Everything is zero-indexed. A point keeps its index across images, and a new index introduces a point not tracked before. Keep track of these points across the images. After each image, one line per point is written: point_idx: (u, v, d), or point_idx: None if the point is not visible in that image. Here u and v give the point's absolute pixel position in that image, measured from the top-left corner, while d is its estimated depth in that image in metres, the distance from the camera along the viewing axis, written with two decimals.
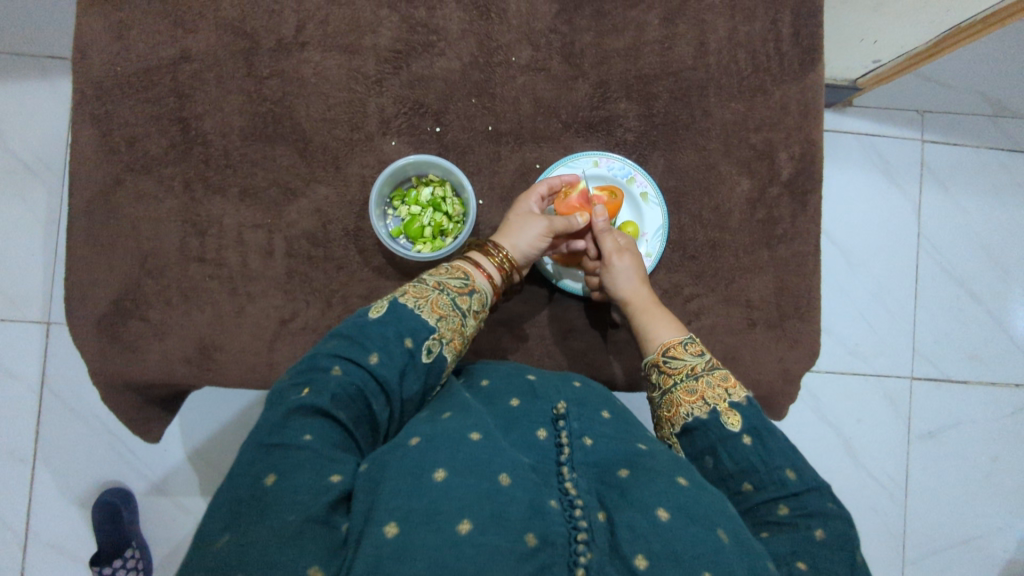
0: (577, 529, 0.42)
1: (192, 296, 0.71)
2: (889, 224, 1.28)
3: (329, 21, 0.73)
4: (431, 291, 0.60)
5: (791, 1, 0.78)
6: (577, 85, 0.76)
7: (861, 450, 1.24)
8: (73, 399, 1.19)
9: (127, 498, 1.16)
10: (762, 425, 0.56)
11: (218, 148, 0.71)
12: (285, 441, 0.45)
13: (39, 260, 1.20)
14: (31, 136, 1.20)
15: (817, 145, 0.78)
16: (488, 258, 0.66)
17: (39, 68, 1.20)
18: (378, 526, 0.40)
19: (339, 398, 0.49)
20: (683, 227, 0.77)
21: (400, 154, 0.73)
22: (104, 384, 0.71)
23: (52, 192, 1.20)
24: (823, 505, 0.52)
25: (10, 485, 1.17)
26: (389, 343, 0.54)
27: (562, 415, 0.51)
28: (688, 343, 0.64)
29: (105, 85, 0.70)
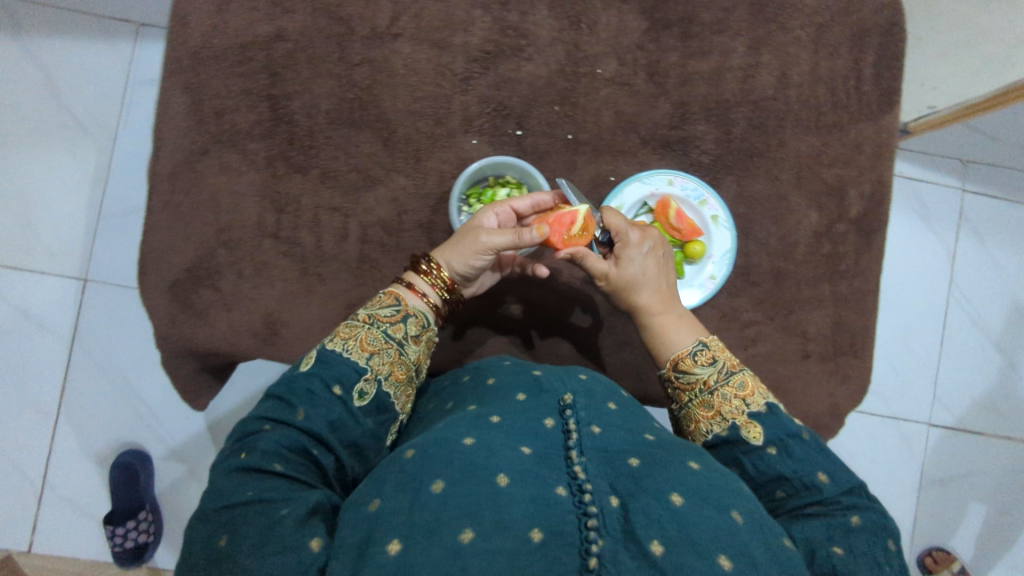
0: (587, 515, 0.40)
1: (264, 272, 0.72)
2: (924, 269, 1.28)
3: (423, 15, 0.74)
4: (359, 328, 0.58)
5: (875, 41, 0.79)
6: (659, 103, 0.77)
7: (870, 490, 1.24)
8: (103, 358, 1.19)
9: (144, 462, 1.17)
10: (788, 434, 0.53)
11: (304, 128, 0.72)
12: (227, 504, 0.44)
13: (83, 217, 1.21)
14: (86, 94, 1.21)
15: (887, 187, 0.79)
16: (429, 281, 0.63)
17: (101, 28, 1.21)
18: (380, 546, 0.39)
19: (275, 454, 0.48)
20: (749, 254, 0.78)
21: (480, 153, 0.75)
22: (168, 347, 0.72)
23: (101, 151, 1.21)
24: (856, 502, 0.50)
25: (33, 438, 1.18)
26: (319, 394, 0.52)
27: (569, 404, 0.49)
28: (698, 352, 0.60)
29: (199, 54, 0.71)
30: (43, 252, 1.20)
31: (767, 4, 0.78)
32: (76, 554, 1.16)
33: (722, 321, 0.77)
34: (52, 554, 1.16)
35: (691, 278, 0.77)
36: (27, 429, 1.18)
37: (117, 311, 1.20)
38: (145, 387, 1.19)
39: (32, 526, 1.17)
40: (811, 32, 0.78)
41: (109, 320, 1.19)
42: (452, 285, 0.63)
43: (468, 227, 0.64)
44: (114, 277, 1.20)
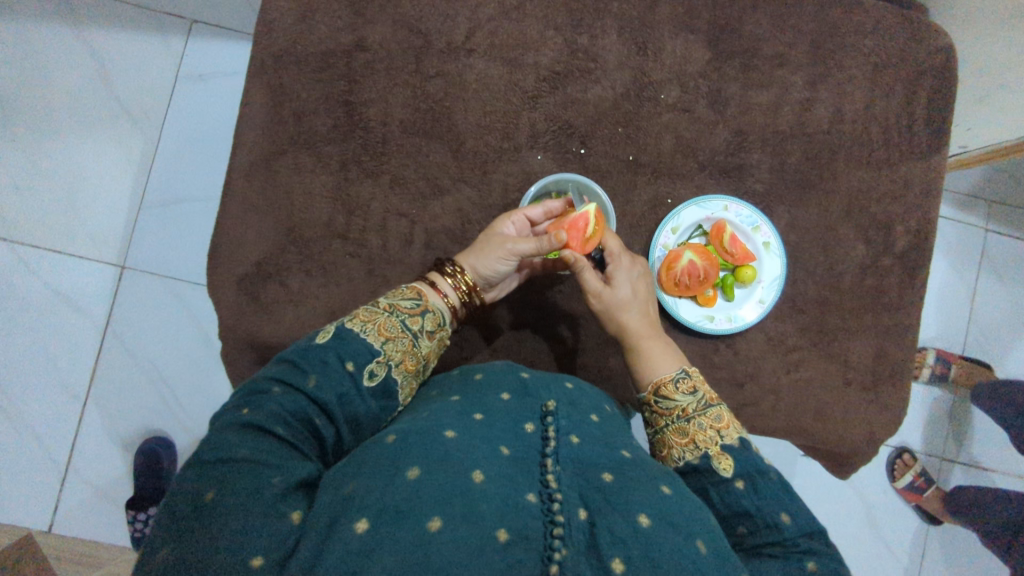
0: (553, 523, 0.41)
1: (330, 271, 0.74)
2: (945, 304, 1.31)
3: (498, 33, 0.77)
4: (380, 313, 0.58)
5: (928, 83, 0.82)
6: (718, 131, 0.80)
7: (883, 522, 1.24)
8: (136, 345, 1.20)
9: (169, 446, 1.18)
10: (757, 471, 0.54)
11: (378, 135, 0.75)
12: (221, 456, 0.44)
13: (126, 204, 1.23)
14: (137, 86, 1.24)
15: (932, 224, 0.81)
16: (450, 284, 0.66)
17: (155, 23, 1.24)
18: (349, 524, 0.40)
19: (278, 417, 0.48)
20: (796, 281, 0.80)
21: (544, 169, 0.77)
22: (231, 339, 0.74)
23: (149, 142, 1.23)
24: (814, 547, 0.49)
25: (61, 419, 1.19)
26: (331, 367, 0.52)
27: (551, 411, 0.51)
28: (679, 381, 0.62)
29: (284, 59, 0.75)
30: (83, 237, 1.21)
31: (826, 42, 0.81)
32: (95, 538, 1.17)
33: (766, 345, 0.79)
34: (70, 536, 1.16)
35: (740, 301, 0.79)
36: (56, 411, 1.19)
37: (153, 299, 1.21)
38: (175, 376, 1.21)
39: (55, 507, 1.17)
40: (867, 71, 0.81)
41: (145, 308, 1.21)
42: (472, 287, 0.66)
43: (490, 233, 0.68)
44: (153, 265, 1.22)
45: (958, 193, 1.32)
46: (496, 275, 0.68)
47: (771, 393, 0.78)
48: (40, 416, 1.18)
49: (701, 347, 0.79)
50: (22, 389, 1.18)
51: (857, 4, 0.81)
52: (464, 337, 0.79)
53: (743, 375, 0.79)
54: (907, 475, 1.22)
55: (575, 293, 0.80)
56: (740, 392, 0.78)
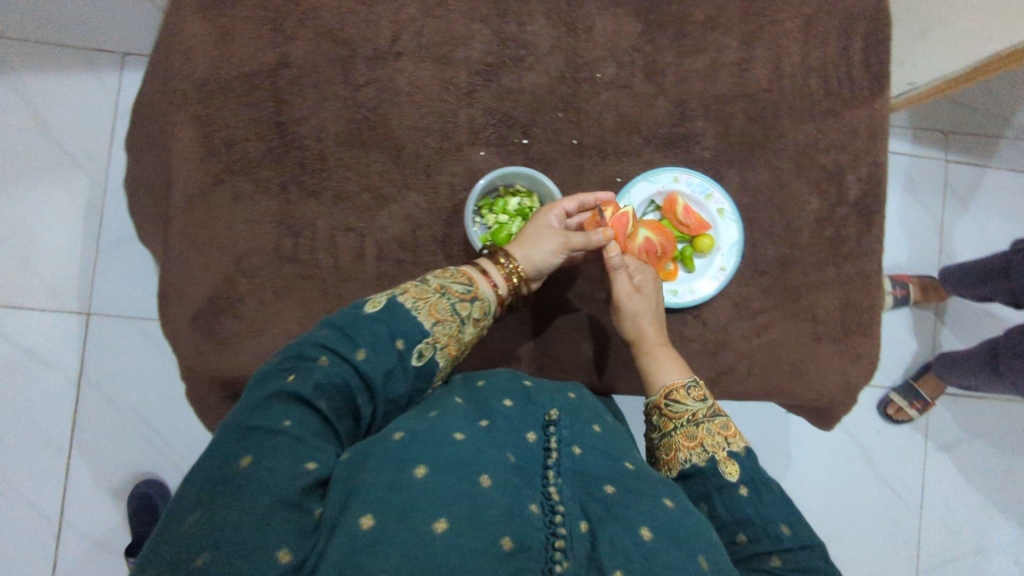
0: (555, 535, 0.42)
1: (285, 295, 0.73)
2: (914, 240, 1.33)
3: (424, 32, 0.75)
4: (431, 293, 0.57)
5: (862, 28, 0.81)
6: (658, 103, 0.79)
7: (879, 460, 1.27)
8: (111, 391, 1.18)
9: (161, 489, 1.16)
10: (761, 481, 0.56)
11: (315, 152, 0.73)
12: (260, 427, 0.44)
13: (81, 250, 1.20)
14: (76, 127, 1.20)
15: (883, 168, 0.81)
16: (498, 268, 0.64)
17: (85, 60, 1.20)
18: (355, 516, 0.40)
19: (323, 390, 0.48)
20: (755, 243, 0.80)
21: (488, 165, 0.76)
22: (194, 378, 0.72)
23: (97, 184, 1.20)
24: (812, 561, 0.51)
25: (46, 475, 1.16)
26: (382, 341, 0.52)
27: (553, 420, 0.52)
28: (691, 388, 0.64)
29: (207, 87, 0.73)
30: (42, 288, 1.19)
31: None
32: None
33: (733, 311, 0.79)
34: None
35: (701, 271, 0.79)
36: (39, 468, 1.17)
37: (122, 343, 1.19)
38: (157, 416, 1.19)
39: (54, 564, 1.15)
40: (800, 23, 0.81)
41: (116, 353, 1.19)
42: (524, 276, 0.65)
43: (539, 225, 0.68)
44: (117, 309, 1.19)
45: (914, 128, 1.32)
46: (547, 268, 0.68)
47: (745, 358, 0.78)
48: (23, 476, 1.16)
49: (669, 322, 0.78)
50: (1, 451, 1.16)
51: None
52: None
53: (715, 344, 0.78)
54: (911, 411, 1.25)
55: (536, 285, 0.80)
56: (714, 361, 0.78)
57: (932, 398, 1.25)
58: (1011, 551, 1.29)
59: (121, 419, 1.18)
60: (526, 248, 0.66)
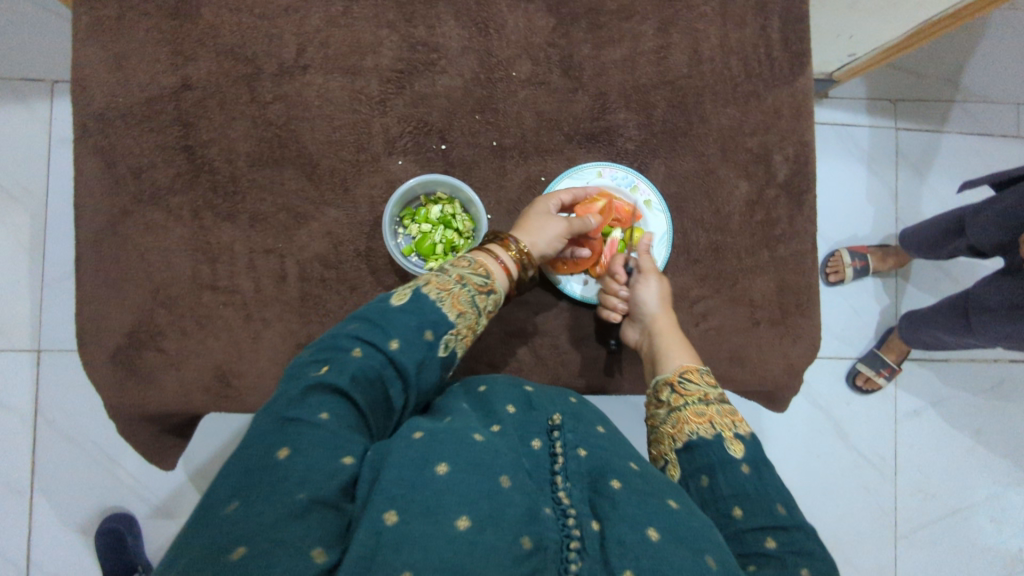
0: (570, 537, 0.43)
1: (206, 324, 0.71)
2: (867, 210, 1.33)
3: (330, 43, 0.74)
4: (452, 283, 0.59)
5: (778, 6, 0.80)
6: (578, 98, 0.77)
7: (851, 431, 1.28)
8: (63, 429, 1.15)
9: (130, 523, 1.13)
10: (765, 463, 0.55)
11: (226, 174, 0.71)
12: (299, 415, 0.45)
13: (25, 286, 1.17)
14: (8, 160, 1.17)
15: (810, 146, 0.81)
16: (506, 250, 0.65)
17: (11, 91, 1.16)
18: (378, 512, 0.40)
19: (358, 376, 0.50)
20: (686, 232, 0.79)
21: (407, 173, 0.74)
22: (122, 416, 0.70)
23: (36, 217, 1.17)
24: (810, 548, 0.50)
25: (9, 519, 1.15)
26: (412, 333, 0.54)
27: (557, 425, 0.51)
28: (704, 372, 0.65)
29: (107, 116, 0.70)
30: None
31: None
32: None
33: (669, 302, 0.78)
34: None
35: None
36: (2, 513, 1.15)
37: (72, 379, 1.16)
38: (118, 450, 1.16)
39: None
40: (716, 6, 0.80)
41: (69, 388, 1.16)
42: (531, 259, 0.66)
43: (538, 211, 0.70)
44: (65, 343, 1.16)
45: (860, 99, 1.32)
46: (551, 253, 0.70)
47: None
48: None
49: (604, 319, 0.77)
50: None
51: None
52: None
53: None
54: (879, 379, 1.25)
55: None
56: None
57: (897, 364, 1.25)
58: (987, 510, 1.30)
59: (81, 456, 1.16)
60: (533, 234, 0.67)
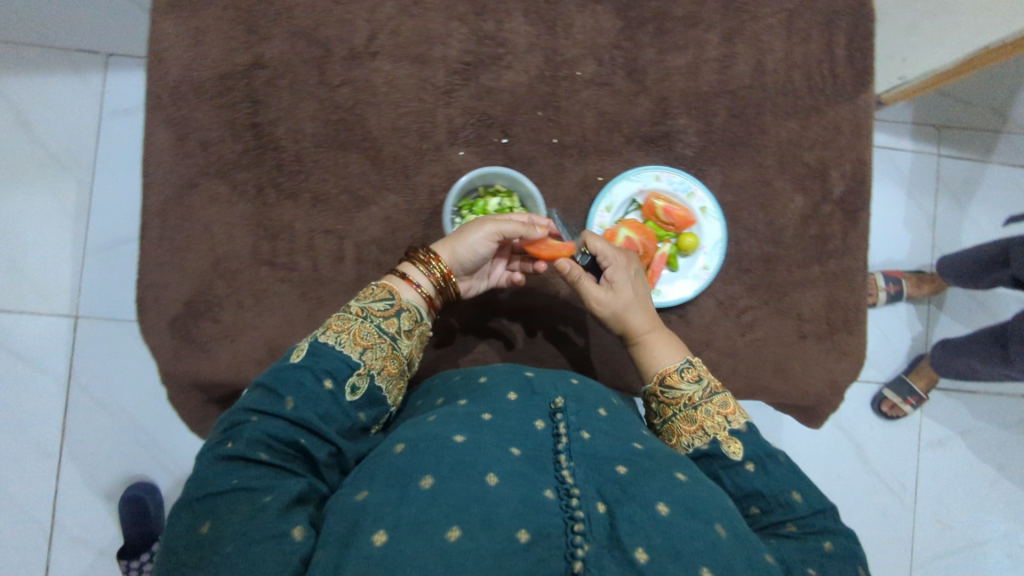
0: (573, 519, 0.42)
1: (263, 299, 0.72)
2: (903, 236, 1.32)
3: (400, 31, 0.75)
4: (353, 321, 0.57)
5: (844, 23, 0.80)
6: (640, 101, 0.78)
7: (872, 456, 1.26)
8: (99, 394, 1.18)
9: (153, 492, 1.15)
10: (767, 453, 0.55)
11: (291, 153, 0.73)
12: (211, 492, 0.46)
13: (68, 251, 1.19)
14: (61, 128, 1.19)
15: (867, 164, 0.81)
16: (424, 271, 0.63)
17: (69, 61, 1.19)
18: (367, 535, 0.40)
19: (259, 442, 0.49)
20: (739, 241, 0.79)
21: (468, 165, 0.75)
22: (174, 383, 0.72)
23: (83, 184, 1.19)
24: (828, 524, 0.52)
25: (38, 480, 1.16)
26: (307, 385, 0.52)
27: (559, 407, 0.51)
28: (684, 369, 0.62)
29: (181, 88, 0.71)
30: (30, 291, 1.18)
31: None
32: None
33: (718, 310, 0.78)
34: None
35: (684, 270, 0.78)
36: (29, 472, 1.16)
37: (110, 346, 1.18)
38: (146, 419, 1.18)
39: (46, 566, 1.15)
40: (783, 19, 0.80)
41: (105, 354, 1.18)
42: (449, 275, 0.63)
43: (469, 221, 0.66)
44: (105, 311, 1.18)
45: (905, 123, 1.31)
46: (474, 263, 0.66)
47: (729, 357, 0.78)
48: (15, 480, 1.16)
49: None
50: None
51: None
52: None
53: (699, 343, 0.78)
54: (905, 407, 1.24)
55: (517, 286, 0.78)
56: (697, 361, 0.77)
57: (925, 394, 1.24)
58: (1002, 545, 1.28)
59: (109, 421, 1.18)
60: (450, 244, 0.64)
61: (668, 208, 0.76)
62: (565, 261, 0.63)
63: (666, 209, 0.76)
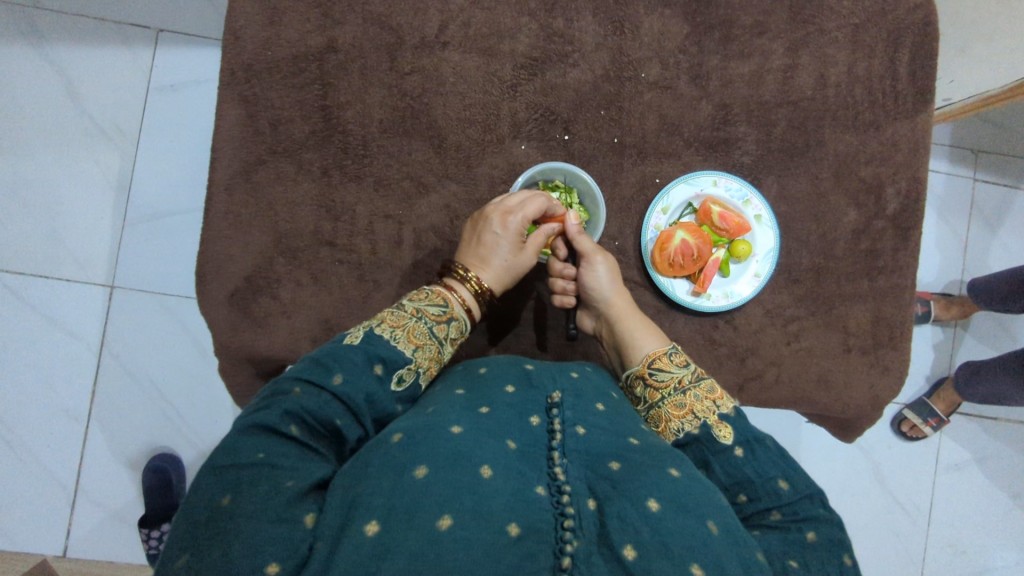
0: (564, 515, 0.41)
1: (322, 279, 0.73)
2: (932, 258, 1.30)
3: (471, 23, 0.76)
4: (407, 319, 0.58)
5: (909, 40, 0.80)
6: (701, 106, 0.78)
7: (889, 476, 1.24)
8: (131, 364, 1.15)
9: (176, 463, 1.13)
10: (755, 437, 0.53)
11: (357, 137, 0.74)
12: (238, 461, 0.44)
13: (108, 220, 1.17)
14: (108, 98, 1.17)
15: (924, 183, 0.80)
16: (464, 284, 0.64)
17: (120, 34, 1.17)
18: (360, 524, 0.39)
19: (297, 417, 0.48)
20: (790, 252, 0.80)
21: (529, 159, 0.76)
22: (227, 356, 0.73)
23: (126, 156, 1.17)
24: (815, 512, 0.49)
25: (63, 446, 1.14)
26: (358, 365, 0.52)
27: (556, 403, 0.51)
28: (673, 354, 0.63)
29: (254, 67, 0.74)
30: (68, 260, 1.15)
31: (805, 6, 0.79)
32: (111, 559, 1.13)
33: (765, 318, 0.79)
34: (86, 559, 1.12)
35: (736, 276, 0.78)
36: (54, 436, 1.14)
37: (145, 318, 1.15)
38: (174, 392, 1.15)
39: (66, 532, 1.13)
40: (848, 33, 0.80)
41: (137, 325, 1.15)
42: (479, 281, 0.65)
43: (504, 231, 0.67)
44: (141, 283, 1.16)
45: (942, 145, 1.29)
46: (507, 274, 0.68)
47: (773, 365, 0.78)
48: (39, 444, 1.13)
49: (700, 325, 0.78)
50: (21, 419, 1.13)
51: None
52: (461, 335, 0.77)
53: (744, 349, 0.78)
54: (924, 429, 1.22)
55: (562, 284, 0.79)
56: (742, 367, 0.78)
57: (946, 416, 1.22)
58: None
59: (136, 391, 1.15)
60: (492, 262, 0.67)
61: (722, 212, 0.76)
62: (575, 214, 0.70)
63: (723, 216, 0.76)
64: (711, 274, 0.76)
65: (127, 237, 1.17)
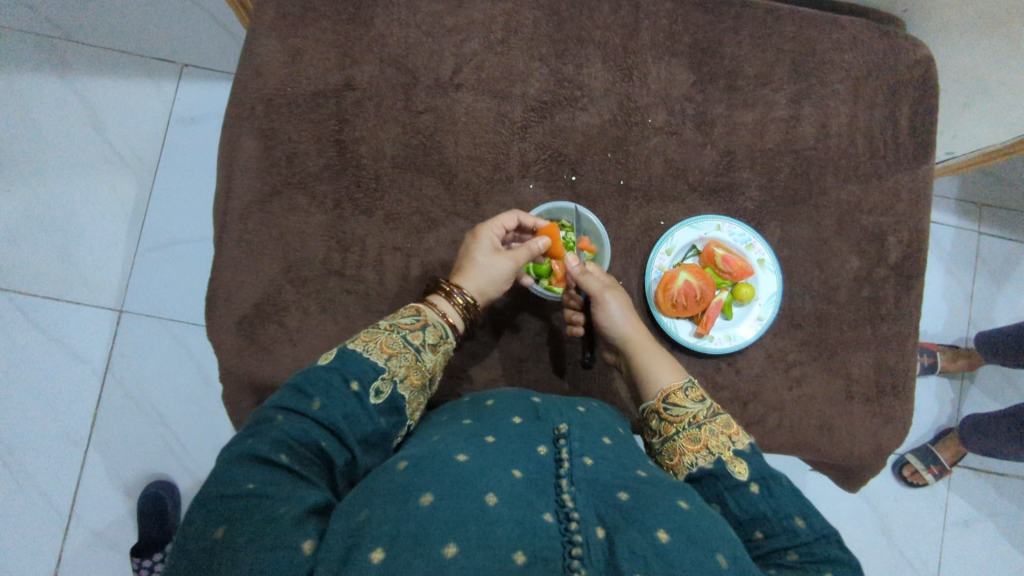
0: (572, 543, 0.41)
1: (329, 308, 0.74)
2: (937, 309, 1.30)
3: (485, 66, 0.78)
4: (381, 333, 0.59)
5: (910, 95, 0.82)
6: (705, 152, 0.80)
7: (896, 530, 1.21)
8: (135, 388, 1.15)
9: (172, 491, 1.13)
10: (771, 475, 0.53)
11: (370, 171, 0.76)
12: (227, 492, 0.45)
13: (121, 246, 1.19)
14: (130, 128, 1.21)
15: (926, 234, 0.81)
16: (450, 301, 0.65)
17: (145, 68, 1.21)
18: (365, 552, 0.39)
19: (282, 444, 0.48)
20: (792, 296, 0.80)
21: (536, 198, 0.78)
22: (230, 382, 0.73)
23: (144, 184, 1.20)
24: (832, 552, 0.48)
25: (61, 469, 1.13)
26: (334, 387, 0.53)
27: (562, 434, 0.50)
28: (688, 388, 0.62)
29: (274, 102, 0.76)
30: (79, 282, 1.17)
31: (808, 60, 0.82)
32: None
33: (767, 362, 0.79)
34: None
35: (738, 319, 0.79)
36: (53, 458, 1.13)
37: (151, 343, 1.16)
38: (176, 419, 1.15)
39: (57, 559, 1.11)
40: (850, 86, 0.82)
41: (143, 350, 1.16)
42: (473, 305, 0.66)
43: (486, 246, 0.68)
44: (150, 309, 1.17)
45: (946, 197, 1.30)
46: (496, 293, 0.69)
47: (775, 410, 0.78)
48: (37, 466, 1.13)
49: (702, 367, 0.78)
50: (20, 440, 1.13)
51: (835, 21, 0.82)
52: (464, 368, 0.78)
53: (747, 393, 0.78)
54: (926, 475, 1.20)
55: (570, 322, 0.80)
56: (744, 410, 0.78)
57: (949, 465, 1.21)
58: None
59: (138, 416, 1.15)
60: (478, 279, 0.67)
61: (724, 255, 0.77)
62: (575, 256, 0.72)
63: (727, 259, 0.77)
64: (711, 313, 0.77)
65: (139, 263, 1.19)
